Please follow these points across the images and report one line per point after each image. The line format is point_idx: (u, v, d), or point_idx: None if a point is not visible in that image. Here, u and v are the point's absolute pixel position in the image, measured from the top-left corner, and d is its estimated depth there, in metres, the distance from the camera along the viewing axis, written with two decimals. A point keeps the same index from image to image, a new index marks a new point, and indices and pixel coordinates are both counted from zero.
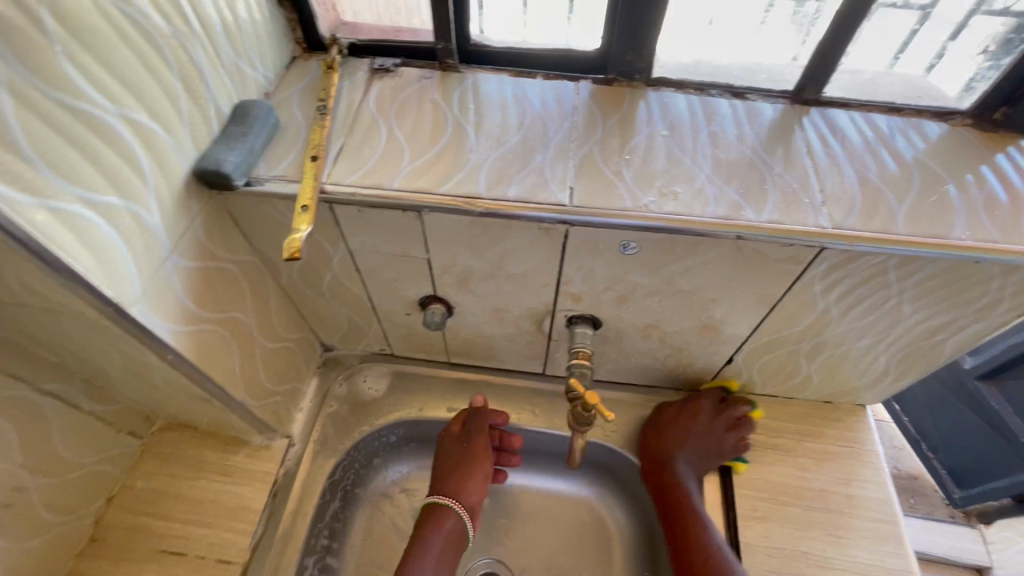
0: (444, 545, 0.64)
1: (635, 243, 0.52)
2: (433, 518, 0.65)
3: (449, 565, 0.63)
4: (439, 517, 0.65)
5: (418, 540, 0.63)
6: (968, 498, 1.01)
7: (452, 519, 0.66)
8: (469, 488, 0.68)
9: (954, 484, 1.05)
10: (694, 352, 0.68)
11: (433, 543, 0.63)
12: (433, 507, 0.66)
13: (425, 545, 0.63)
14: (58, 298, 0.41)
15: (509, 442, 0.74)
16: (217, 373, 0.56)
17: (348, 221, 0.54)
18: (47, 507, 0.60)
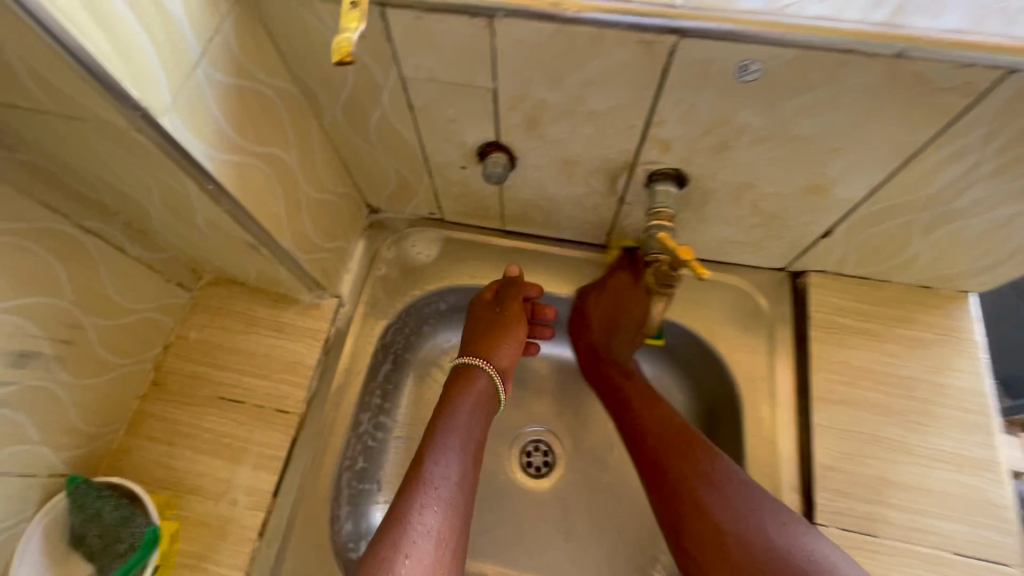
0: (473, 406, 0.62)
1: (759, 64, 0.41)
2: (458, 383, 0.64)
3: (480, 424, 0.61)
4: (469, 380, 0.64)
5: (447, 402, 0.61)
6: None
7: (478, 380, 0.64)
8: (502, 350, 0.66)
9: None
10: (788, 220, 0.60)
11: (459, 407, 0.61)
12: (462, 370, 0.65)
13: (454, 409, 0.60)
14: (83, 99, 0.36)
15: (543, 313, 0.72)
16: (261, 216, 0.51)
17: (402, 34, 0.45)
18: (107, 349, 0.59)
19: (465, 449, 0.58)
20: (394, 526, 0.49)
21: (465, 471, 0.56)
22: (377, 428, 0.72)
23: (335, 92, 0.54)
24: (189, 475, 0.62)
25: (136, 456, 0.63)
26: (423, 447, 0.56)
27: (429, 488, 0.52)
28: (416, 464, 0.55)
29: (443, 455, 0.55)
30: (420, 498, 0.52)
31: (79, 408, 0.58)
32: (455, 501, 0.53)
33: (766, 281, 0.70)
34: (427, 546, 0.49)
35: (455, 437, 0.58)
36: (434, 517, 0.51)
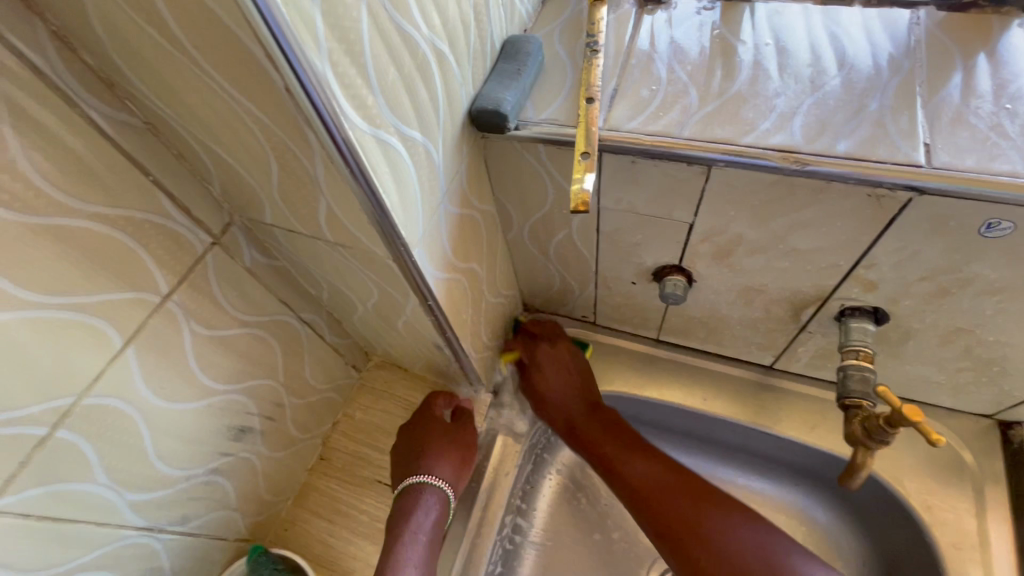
0: (429, 529, 0.60)
1: (1010, 222, 0.39)
2: (412, 501, 0.61)
3: (434, 544, 0.60)
4: (426, 499, 0.61)
5: (406, 524, 0.59)
6: None
7: (436, 498, 0.62)
8: (452, 467, 0.64)
9: None
10: (1008, 370, 0.53)
11: (416, 527, 0.60)
12: (417, 490, 0.62)
13: (413, 522, 0.60)
14: (360, 234, 0.41)
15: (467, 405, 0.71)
16: (455, 323, 0.56)
17: (614, 174, 0.48)
18: (295, 424, 0.65)
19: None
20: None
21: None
22: (515, 530, 0.72)
23: (529, 212, 0.58)
24: (346, 557, 0.65)
25: (301, 528, 0.67)
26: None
27: None
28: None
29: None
30: None
31: (267, 479, 0.63)
32: None
33: (967, 428, 0.62)
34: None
35: (415, 562, 0.58)
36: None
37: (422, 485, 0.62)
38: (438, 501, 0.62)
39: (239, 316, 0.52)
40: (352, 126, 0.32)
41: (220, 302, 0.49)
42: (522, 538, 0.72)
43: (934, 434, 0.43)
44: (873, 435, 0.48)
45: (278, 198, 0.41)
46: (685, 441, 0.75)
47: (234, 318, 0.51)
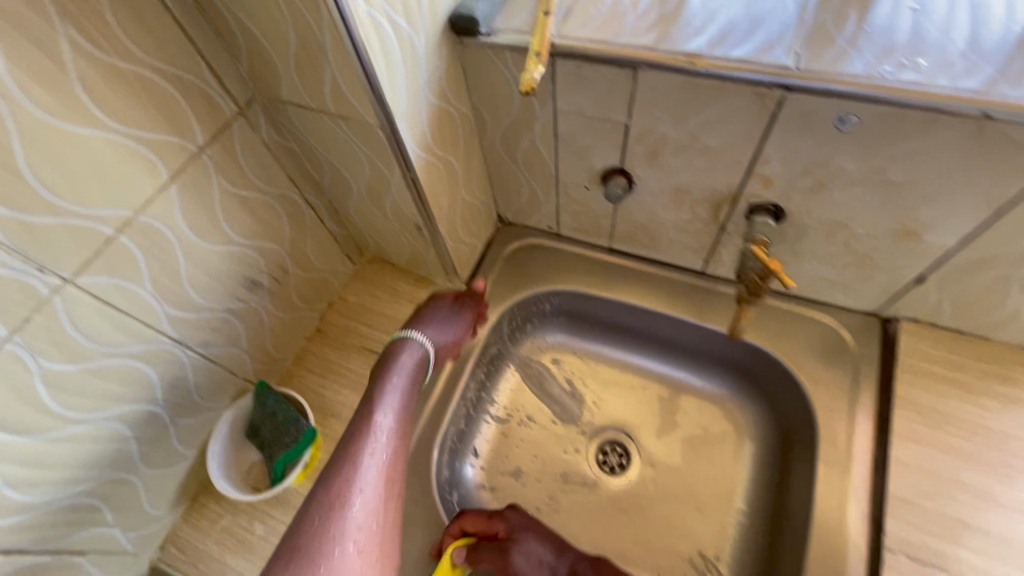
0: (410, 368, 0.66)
1: (856, 116, 0.50)
2: (397, 349, 0.67)
3: (411, 383, 0.66)
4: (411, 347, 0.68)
5: (395, 361, 0.66)
6: None
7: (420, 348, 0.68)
8: (445, 334, 0.71)
9: None
10: (880, 262, 0.65)
11: (396, 370, 0.65)
12: (397, 343, 0.68)
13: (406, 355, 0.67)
14: (357, 106, 0.53)
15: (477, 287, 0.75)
16: (433, 205, 0.68)
17: (564, 79, 0.60)
18: (297, 294, 0.78)
19: (404, 399, 0.64)
20: (342, 467, 0.55)
21: (400, 423, 0.62)
22: (479, 401, 0.85)
23: (499, 118, 0.69)
24: (336, 405, 0.78)
25: (299, 381, 0.80)
26: (370, 389, 0.63)
27: (372, 442, 0.58)
28: (363, 416, 0.60)
29: (389, 407, 0.62)
30: (367, 449, 0.57)
31: (272, 334, 0.75)
32: (393, 451, 0.60)
33: (855, 323, 0.74)
34: (371, 496, 0.55)
35: (396, 394, 0.63)
36: (366, 463, 0.56)
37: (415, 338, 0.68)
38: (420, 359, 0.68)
39: (255, 182, 0.64)
40: (353, 3, 0.44)
41: (240, 166, 0.61)
42: (483, 408, 0.86)
43: (786, 279, 0.57)
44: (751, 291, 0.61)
45: (295, 73, 0.53)
46: (629, 337, 0.88)
47: (251, 183, 0.63)
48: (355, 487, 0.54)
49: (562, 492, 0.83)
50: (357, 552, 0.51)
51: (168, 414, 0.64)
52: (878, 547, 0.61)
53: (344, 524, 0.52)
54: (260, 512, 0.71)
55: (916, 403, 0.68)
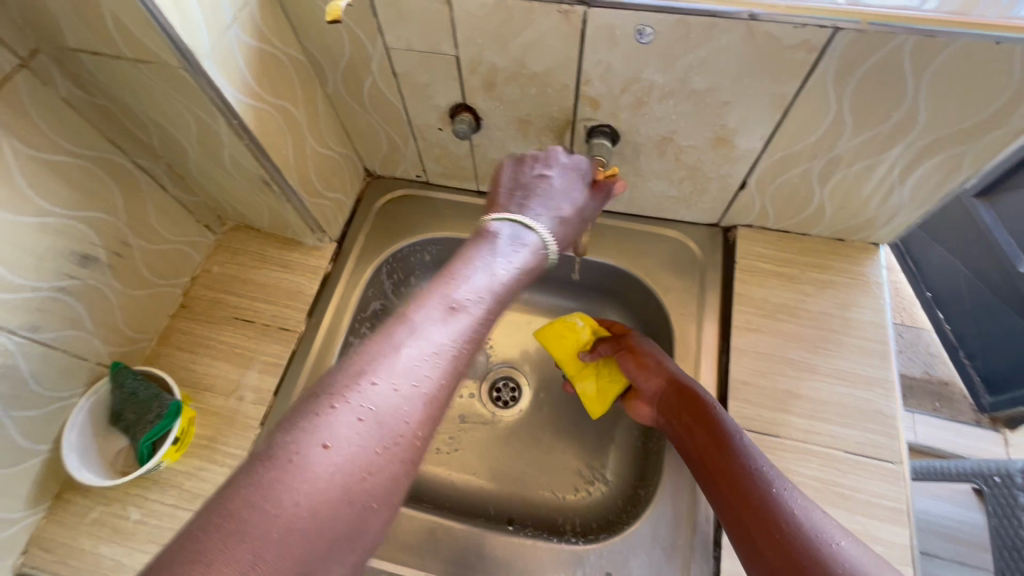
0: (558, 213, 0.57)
1: (651, 29, 0.54)
2: (499, 225, 0.53)
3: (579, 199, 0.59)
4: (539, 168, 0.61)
5: (492, 242, 0.51)
6: (997, 402, 1.17)
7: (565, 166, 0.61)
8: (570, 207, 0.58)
9: (985, 391, 1.19)
10: (707, 173, 0.71)
11: (499, 245, 0.51)
12: (507, 222, 0.53)
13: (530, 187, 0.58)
14: (150, 43, 0.49)
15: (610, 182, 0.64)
16: (274, 155, 0.66)
17: (385, 11, 0.59)
18: (148, 268, 0.73)
19: (495, 269, 0.49)
20: (412, 332, 0.42)
21: (495, 300, 0.47)
22: None
23: (335, 61, 0.68)
24: (208, 377, 0.74)
25: (165, 361, 0.76)
26: (469, 246, 0.51)
27: (455, 304, 0.44)
28: (448, 275, 0.46)
29: (471, 268, 0.48)
30: (445, 313, 0.44)
31: (124, 313, 0.71)
32: (482, 332, 0.45)
33: (701, 235, 0.81)
34: (425, 367, 0.40)
35: (488, 262, 0.49)
36: (441, 328, 0.43)
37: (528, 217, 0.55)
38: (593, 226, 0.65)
39: (62, 144, 0.58)
40: None
41: (37, 126, 0.55)
42: None
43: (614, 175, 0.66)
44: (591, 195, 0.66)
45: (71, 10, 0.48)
46: None
47: (57, 145, 0.58)
48: (412, 354, 0.40)
49: (460, 431, 0.85)
50: (392, 430, 0.37)
51: (1, 407, 0.59)
52: None
53: (388, 377, 0.39)
54: (134, 496, 0.67)
55: (752, 298, 0.76)
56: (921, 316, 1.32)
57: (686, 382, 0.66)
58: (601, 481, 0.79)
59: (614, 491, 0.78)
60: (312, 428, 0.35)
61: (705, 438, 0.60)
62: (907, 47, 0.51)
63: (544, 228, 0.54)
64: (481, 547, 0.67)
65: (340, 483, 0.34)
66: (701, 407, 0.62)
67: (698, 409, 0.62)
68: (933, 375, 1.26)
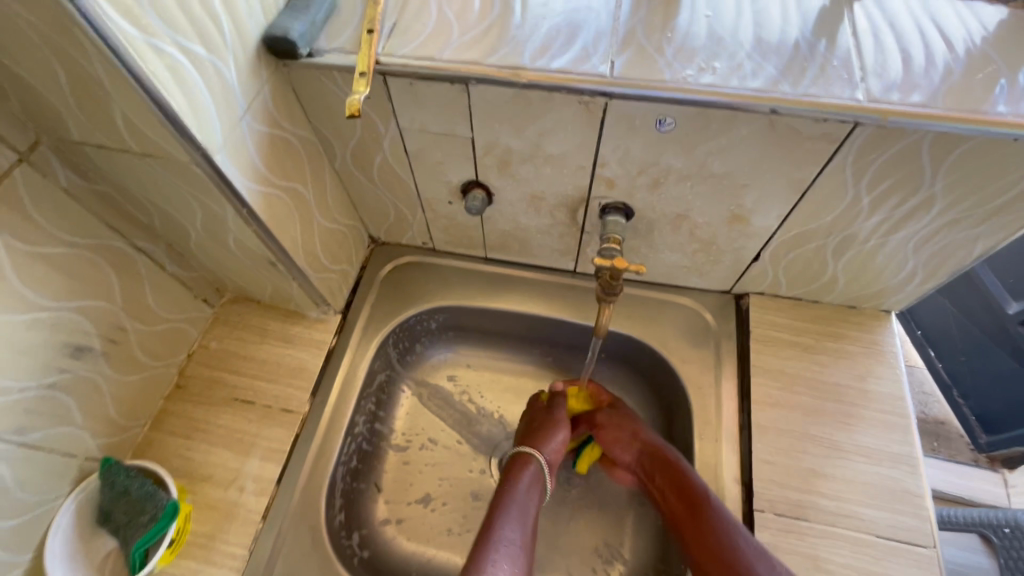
0: (535, 487, 0.67)
1: (672, 118, 0.54)
2: (517, 471, 0.68)
3: (537, 500, 0.67)
4: (525, 465, 0.68)
5: (509, 490, 0.65)
6: (994, 442, 1.17)
7: (533, 465, 0.69)
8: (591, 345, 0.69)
9: (981, 429, 1.20)
10: (722, 246, 0.71)
11: (521, 485, 0.66)
12: (519, 456, 0.70)
13: (518, 482, 0.67)
14: (160, 141, 0.47)
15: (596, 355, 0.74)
16: (282, 238, 0.63)
17: (400, 96, 0.58)
18: (144, 351, 0.69)
19: (524, 518, 0.62)
20: (487, 568, 0.55)
21: (528, 541, 0.60)
22: (373, 433, 0.81)
23: (346, 139, 0.66)
24: (205, 466, 0.70)
25: (158, 449, 0.71)
26: (492, 514, 0.62)
27: (498, 546, 0.58)
28: (488, 532, 0.60)
29: (512, 519, 0.61)
30: (491, 556, 0.56)
31: (116, 402, 0.67)
32: (521, 560, 0.58)
33: (712, 302, 0.81)
34: None
35: (517, 507, 0.63)
36: (508, 569, 0.55)
37: (536, 450, 0.70)
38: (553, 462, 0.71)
39: (60, 235, 0.55)
40: (119, 30, 0.39)
41: (34, 220, 0.52)
42: (378, 439, 0.82)
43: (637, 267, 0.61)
44: (607, 291, 0.63)
45: (77, 108, 0.46)
46: (518, 343, 0.88)
47: (55, 238, 0.55)
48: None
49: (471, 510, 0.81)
50: None
51: None
52: (751, 508, 0.66)
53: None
54: None
55: (768, 369, 0.75)
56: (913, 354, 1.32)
57: (658, 444, 0.70)
58: (621, 559, 0.76)
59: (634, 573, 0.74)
60: None
61: (684, 504, 0.64)
62: (927, 141, 0.51)
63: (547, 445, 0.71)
64: None
65: None
66: (676, 476, 0.66)
67: (672, 479, 0.67)
68: (929, 415, 1.25)
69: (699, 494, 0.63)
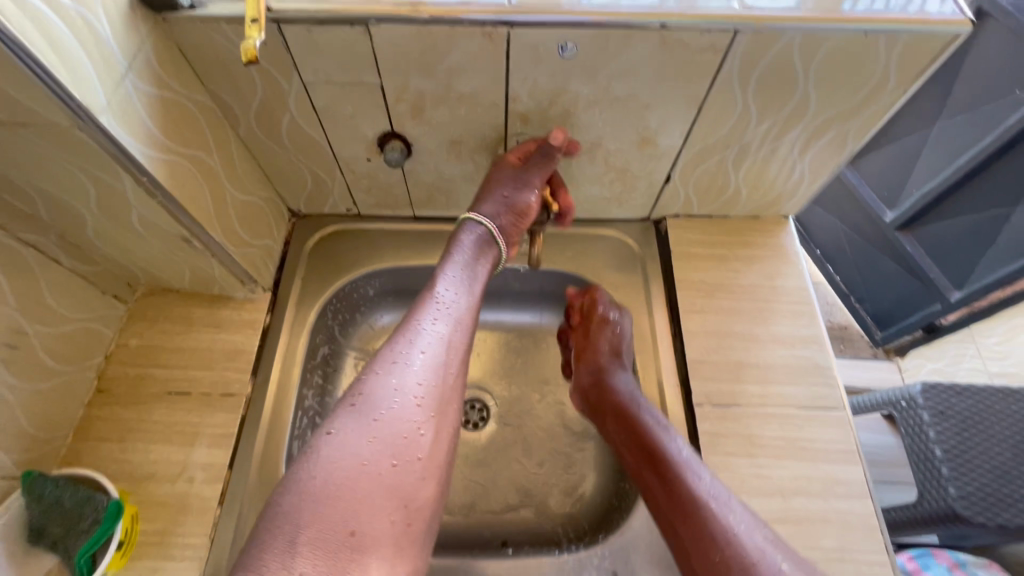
0: (477, 256, 0.68)
1: (573, 43, 0.56)
2: (462, 236, 0.69)
3: (483, 266, 0.69)
4: (472, 230, 0.69)
5: (455, 241, 0.69)
6: (887, 336, 1.44)
7: (482, 231, 0.69)
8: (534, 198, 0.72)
9: (876, 327, 1.47)
10: (636, 172, 0.75)
11: (462, 249, 0.68)
12: (460, 224, 0.71)
13: (461, 253, 0.68)
14: (32, 105, 0.43)
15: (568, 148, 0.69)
16: (192, 209, 0.60)
17: (299, 46, 0.56)
18: (51, 355, 0.63)
19: (465, 281, 0.65)
20: (411, 329, 0.58)
21: (464, 296, 0.63)
22: (323, 407, 0.80)
23: (247, 101, 0.63)
24: (144, 466, 0.66)
25: (87, 458, 0.66)
26: (435, 275, 0.65)
27: (436, 305, 0.61)
28: (428, 288, 0.63)
29: (450, 281, 0.64)
30: (427, 317, 0.59)
31: (28, 413, 0.61)
32: (462, 314, 0.62)
33: (634, 230, 0.86)
34: (434, 344, 0.57)
35: (459, 270, 0.66)
36: (442, 320, 0.60)
37: (478, 215, 0.69)
38: (515, 225, 0.71)
39: None
40: None
41: None
42: (330, 411, 0.81)
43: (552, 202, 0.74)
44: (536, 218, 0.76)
45: None
46: None
47: None
48: (418, 345, 0.57)
49: None
50: (415, 381, 0.54)
51: None
52: (691, 405, 0.72)
53: (395, 378, 0.54)
54: None
55: (691, 282, 0.81)
56: (814, 273, 1.61)
57: (631, 403, 0.68)
58: (584, 481, 0.80)
59: (597, 488, 0.79)
60: (336, 421, 0.51)
61: (661, 498, 0.60)
62: (796, 44, 0.57)
63: (488, 219, 0.69)
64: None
65: (375, 447, 0.49)
66: (664, 473, 0.61)
67: (664, 478, 0.61)
68: (834, 320, 1.51)
69: (687, 502, 0.58)
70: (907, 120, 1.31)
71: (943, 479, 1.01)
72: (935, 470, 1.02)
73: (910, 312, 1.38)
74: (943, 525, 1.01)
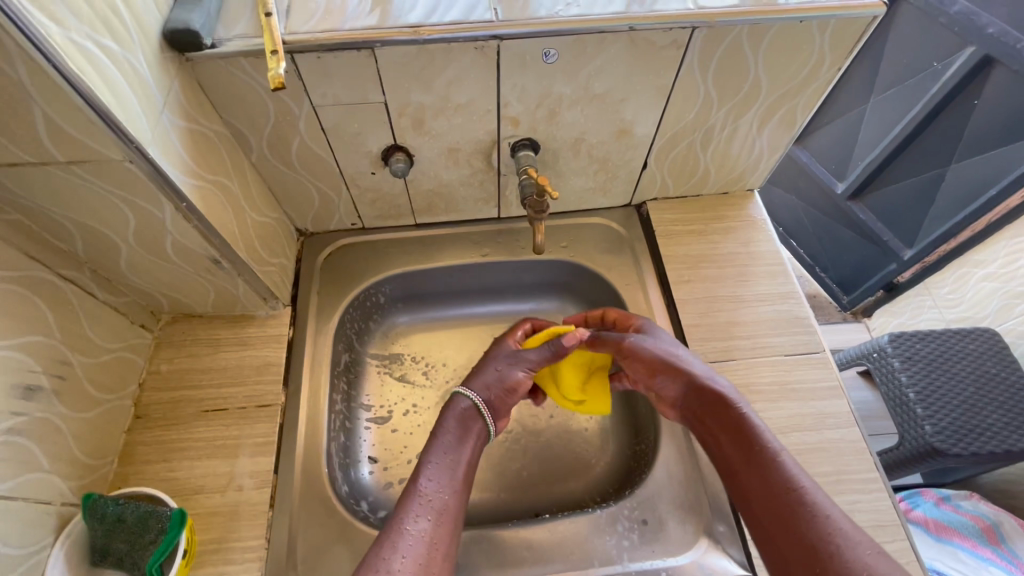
0: (464, 432, 0.66)
1: (555, 50, 0.64)
2: (449, 414, 0.67)
3: (474, 440, 0.66)
4: (459, 404, 0.68)
5: (442, 421, 0.66)
6: (852, 299, 1.58)
7: (474, 406, 0.68)
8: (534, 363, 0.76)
9: (841, 292, 1.62)
10: (616, 161, 0.83)
11: (445, 423, 0.66)
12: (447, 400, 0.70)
13: (444, 427, 0.66)
14: (90, 142, 0.48)
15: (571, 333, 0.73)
16: (221, 230, 0.65)
17: (310, 73, 0.62)
18: (93, 385, 0.66)
19: (449, 469, 0.62)
20: (396, 536, 0.55)
21: (447, 486, 0.60)
22: (351, 411, 0.84)
23: (260, 129, 0.68)
24: (191, 481, 0.69)
25: (135, 480, 0.69)
26: (418, 463, 0.62)
27: (420, 499, 0.59)
28: (411, 480, 0.61)
29: (432, 472, 0.61)
30: (412, 512, 0.58)
31: (78, 440, 0.64)
32: (445, 511, 0.59)
33: (619, 215, 0.94)
34: (418, 548, 0.55)
35: (450, 453, 0.64)
36: (423, 523, 0.57)
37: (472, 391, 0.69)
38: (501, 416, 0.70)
39: None
40: (40, 25, 0.40)
41: None
42: (357, 414, 0.85)
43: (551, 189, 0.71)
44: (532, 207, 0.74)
45: None
46: (466, 296, 0.96)
47: None
48: (400, 547, 0.54)
49: None
50: None
51: None
52: None
53: None
54: None
55: (676, 256, 0.89)
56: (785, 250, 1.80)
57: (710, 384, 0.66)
58: (603, 449, 0.86)
59: (616, 454, 0.85)
60: None
61: (762, 494, 0.57)
62: (745, 35, 0.66)
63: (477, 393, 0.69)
64: (529, 544, 0.70)
65: None
66: (760, 463, 0.59)
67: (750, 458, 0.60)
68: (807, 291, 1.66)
69: (775, 499, 0.56)
70: (846, 99, 1.47)
71: (920, 418, 1.10)
72: (911, 411, 1.12)
73: (868, 274, 1.52)
74: (925, 461, 1.09)
